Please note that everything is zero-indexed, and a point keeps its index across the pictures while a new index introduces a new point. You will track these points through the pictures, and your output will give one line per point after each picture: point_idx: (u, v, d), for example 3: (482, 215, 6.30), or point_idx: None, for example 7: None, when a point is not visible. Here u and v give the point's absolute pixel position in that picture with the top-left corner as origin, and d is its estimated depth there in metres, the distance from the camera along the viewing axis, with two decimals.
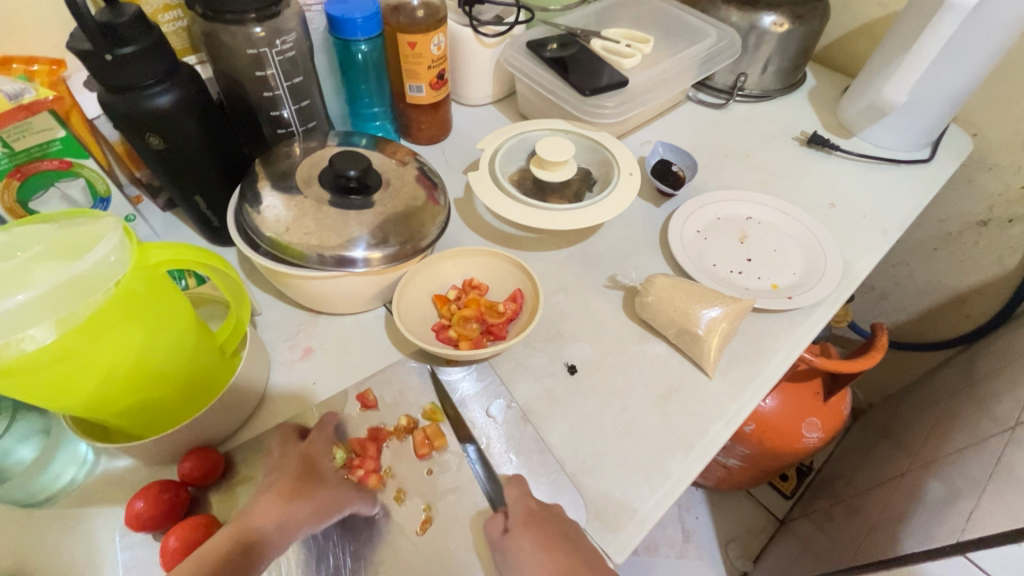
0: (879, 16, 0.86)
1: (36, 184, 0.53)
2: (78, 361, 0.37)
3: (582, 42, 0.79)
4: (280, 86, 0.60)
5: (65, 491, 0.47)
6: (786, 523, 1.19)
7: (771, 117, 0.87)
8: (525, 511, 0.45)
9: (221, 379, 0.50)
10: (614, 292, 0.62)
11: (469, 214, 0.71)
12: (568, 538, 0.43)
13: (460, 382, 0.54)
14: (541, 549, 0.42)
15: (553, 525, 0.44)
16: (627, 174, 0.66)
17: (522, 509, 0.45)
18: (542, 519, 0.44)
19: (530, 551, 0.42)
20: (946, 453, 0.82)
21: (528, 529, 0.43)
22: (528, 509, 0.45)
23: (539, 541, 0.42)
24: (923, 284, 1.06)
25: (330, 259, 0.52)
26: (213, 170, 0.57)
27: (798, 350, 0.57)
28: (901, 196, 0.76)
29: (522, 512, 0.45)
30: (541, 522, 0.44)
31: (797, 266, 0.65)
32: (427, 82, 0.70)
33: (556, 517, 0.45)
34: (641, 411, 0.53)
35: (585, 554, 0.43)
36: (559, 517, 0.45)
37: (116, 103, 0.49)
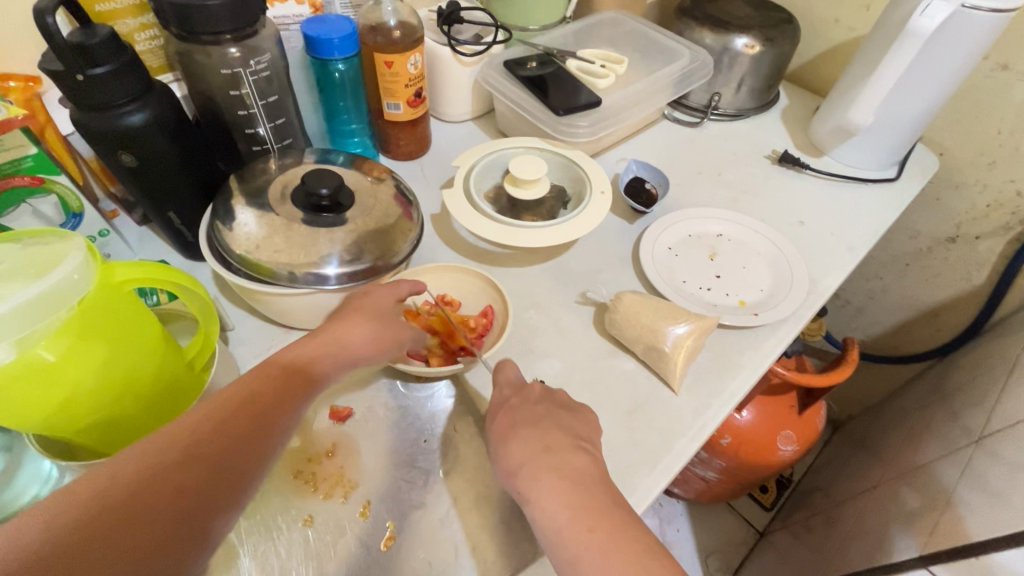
0: (847, 39, 0.89)
1: (7, 200, 0.53)
2: (38, 379, 0.37)
3: (559, 62, 0.81)
4: (256, 104, 0.61)
5: (28, 509, 0.46)
6: (766, 535, 1.20)
7: (744, 136, 0.89)
8: (497, 397, 0.49)
9: (189, 395, 0.50)
10: (586, 308, 0.63)
11: (444, 230, 0.71)
12: (541, 419, 0.46)
13: (427, 400, 0.55)
14: (504, 423, 0.47)
15: (523, 408, 0.47)
16: (600, 192, 0.67)
17: (498, 396, 0.49)
18: (512, 404, 0.48)
19: (497, 427, 0.47)
20: (918, 465, 0.83)
21: (496, 414, 0.48)
22: (500, 397, 0.49)
23: (504, 417, 0.47)
24: (896, 298, 1.08)
25: (301, 277, 0.52)
26: (186, 187, 0.58)
27: (764, 365, 0.59)
28: (868, 214, 0.78)
29: (497, 397, 0.49)
30: (512, 408, 0.48)
31: (765, 283, 0.67)
32: (405, 100, 0.72)
33: (547, 412, 0.47)
34: (608, 427, 0.54)
35: (558, 438, 0.45)
36: (532, 396, 0.49)
37: (88, 121, 0.49)
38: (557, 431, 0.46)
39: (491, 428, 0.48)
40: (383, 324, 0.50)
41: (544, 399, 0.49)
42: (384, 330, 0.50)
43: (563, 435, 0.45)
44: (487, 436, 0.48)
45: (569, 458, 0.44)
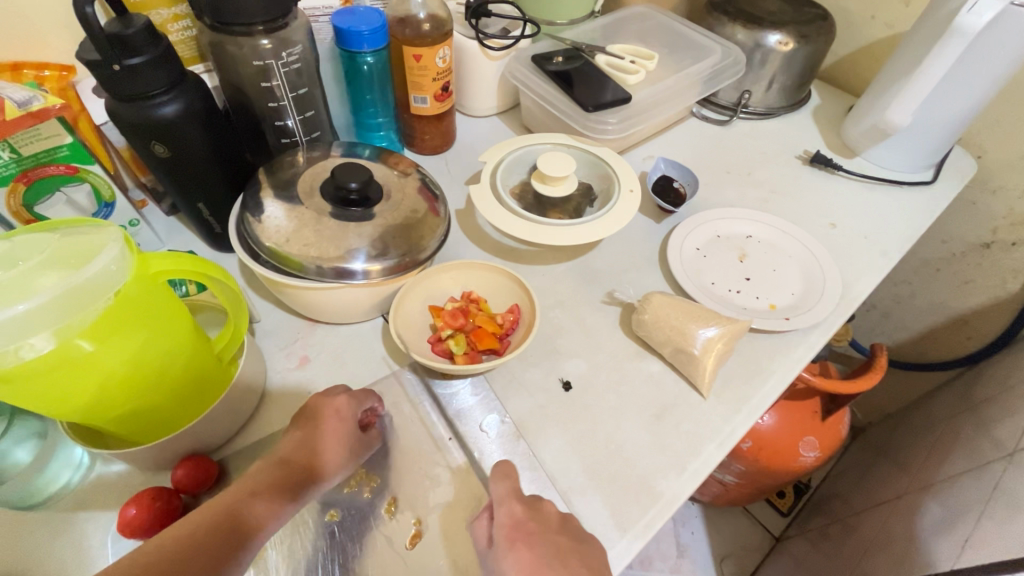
0: (884, 37, 0.86)
1: (42, 189, 0.53)
2: (77, 368, 0.38)
3: (587, 57, 0.80)
4: (285, 97, 0.61)
5: (61, 494, 0.47)
6: (781, 540, 1.19)
7: (774, 135, 0.87)
8: (508, 520, 0.44)
9: (218, 387, 0.51)
10: (612, 308, 0.63)
11: (469, 226, 0.71)
12: (558, 554, 0.42)
13: (452, 396, 0.55)
14: (523, 569, 0.41)
15: (541, 539, 0.43)
16: (628, 190, 0.66)
17: (509, 517, 0.44)
18: (529, 530, 0.43)
19: (516, 564, 0.42)
20: (945, 476, 0.81)
21: (515, 544, 0.43)
22: (511, 519, 0.44)
23: (525, 557, 0.42)
24: (925, 304, 1.06)
25: (329, 271, 0.52)
26: (216, 178, 0.58)
27: (794, 372, 0.57)
28: (902, 218, 0.76)
29: (509, 519, 0.44)
30: (529, 533, 0.43)
31: (796, 287, 0.65)
32: (432, 94, 0.71)
33: (543, 521, 0.44)
34: (634, 430, 0.53)
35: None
36: (547, 522, 0.44)
37: (122, 111, 0.49)
38: (574, 568, 0.42)
39: (500, 566, 0.43)
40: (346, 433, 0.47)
41: (562, 527, 0.44)
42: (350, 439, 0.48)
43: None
44: (491, 575, 0.43)
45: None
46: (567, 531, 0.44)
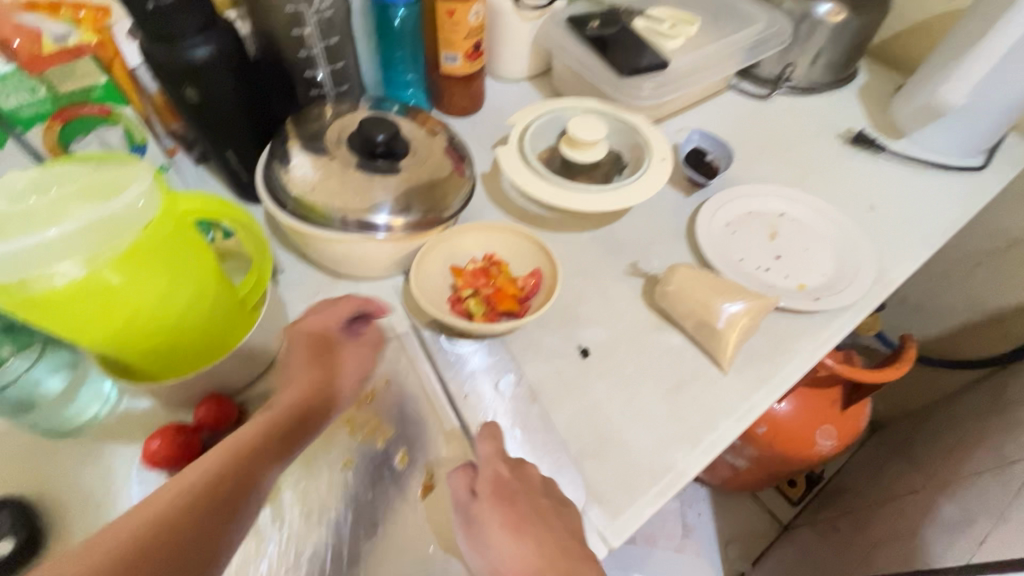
0: (944, 12, 0.81)
1: (77, 128, 0.53)
2: (105, 299, 0.38)
3: (625, 20, 0.77)
4: (316, 46, 0.60)
5: (89, 425, 0.49)
6: (789, 529, 1.18)
7: (815, 112, 0.84)
8: (493, 478, 0.43)
9: (241, 331, 0.51)
10: (635, 279, 0.61)
11: (494, 190, 0.70)
12: (540, 515, 0.41)
13: (470, 356, 0.55)
14: (508, 525, 0.40)
15: (523, 499, 0.42)
16: (659, 159, 0.64)
17: (492, 475, 0.43)
18: (510, 489, 0.42)
19: (501, 522, 0.40)
20: (966, 473, 0.79)
21: (497, 502, 0.41)
22: (496, 476, 0.43)
23: (506, 517, 0.40)
24: (960, 299, 1.02)
25: (352, 223, 0.52)
26: (245, 126, 0.58)
27: (819, 353, 0.56)
28: (947, 204, 0.73)
29: (493, 476, 0.43)
30: (512, 495, 0.42)
31: (828, 267, 0.63)
32: (463, 53, 0.69)
33: (527, 483, 0.43)
34: (650, 400, 0.52)
35: (560, 538, 0.41)
36: (530, 484, 0.43)
37: (156, 52, 0.50)
38: (555, 528, 0.41)
39: (482, 521, 0.41)
40: (340, 355, 0.49)
41: (545, 489, 0.44)
42: (343, 361, 0.49)
43: (567, 541, 0.41)
44: (467, 532, 0.42)
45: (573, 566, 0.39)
46: (548, 494, 0.43)
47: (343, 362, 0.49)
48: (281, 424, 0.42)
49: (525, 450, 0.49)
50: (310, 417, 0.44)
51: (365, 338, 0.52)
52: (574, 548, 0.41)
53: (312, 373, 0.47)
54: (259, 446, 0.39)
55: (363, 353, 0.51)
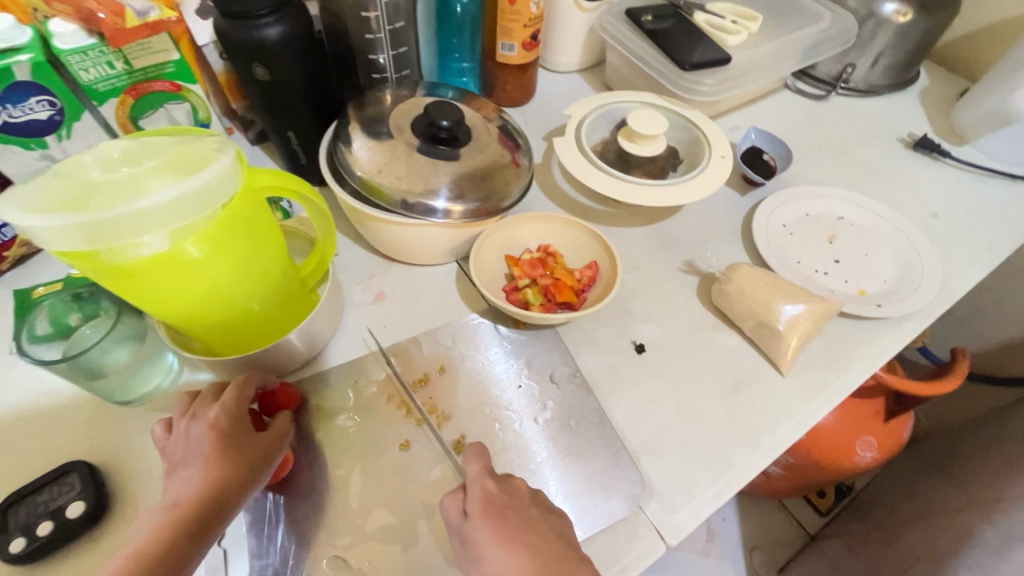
0: (1017, 15, 0.78)
1: (147, 103, 0.55)
2: (182, 271, 0.39)
3: (684, 14, 0.76)
4: (381, 29, 0.60)
5: (152, 394, 0.50)
6: (816, 539, 1.16)
7: (874, 115, 0.81)
8: (481, 494, 0.41)
9: (300, 311, 0.52)
10: (690, 277, 0.60)
11: (546, 181, 0.69)
12: (531, 527, 0.40)
13: (523, 346, 0.54)
14: (500, 541, 0.38)
15: (513, 512, 0.40)
16: (719, 156, 0.63)
17: (481, 492, 0.41)
18: (499, 504, 0.40)
19: (493, 537, 0.38)
20: (1015, 493, 0.76)
21: (489, 518, 0.39)
22: (484, 492, 0.41)
23: (498, 533, 0.39)
24: (1011, 314, 0.99)
25: (413, 207, 0.52)
26: (307, 107, 0.58)
27: (882, 360, 0.55)
28: (1013, 214, 0.70)
29: (481, 494, 0.41)
30: (501, 509, 0.40)
31: (890, 274, 0.61)
32: (520, 42, 0.69)
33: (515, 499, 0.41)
34: (707, 400, 0.51)
35: (552, 546, 0.39)
36: (518, 495, 0.42)
37: (229, 30, 0.50)
38: (546, 537, 0.40)
39: (473, 540, 0.39)
40: (242, 445, 0.42)
41: (533, 499, 0.42)
42: (246, 451, 0.42)
43: (562, 548, 0.39)
44: (464, 551, 0.40)
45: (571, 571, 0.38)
46: (537, 504, 0.42)
47: (244, 453, 0.41)
48: (187, 520, 0.37)
49: (548, 452, 0.48)
50: (216, 511, 0.39)
51: (275, 426, 0.45)
52: (569, 555, 0.39)
53: (203, 467, 0.40)
54: (164, 552, 0.36)
55: (274, 437, 0.44)
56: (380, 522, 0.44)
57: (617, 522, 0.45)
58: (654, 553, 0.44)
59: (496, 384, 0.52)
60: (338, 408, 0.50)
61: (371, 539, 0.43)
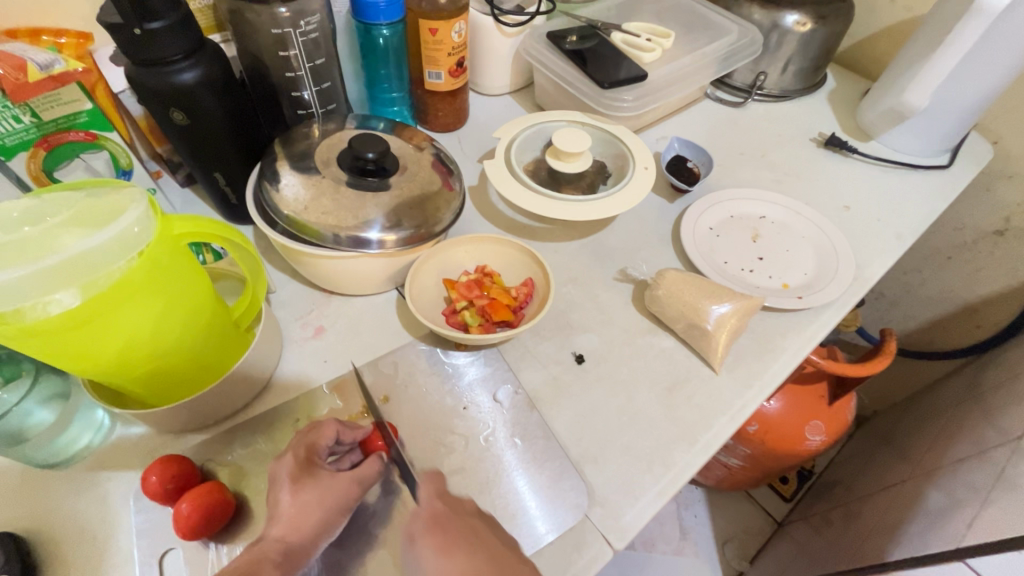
0: (903, 20, 0.85)
1: (63, 154, 0.54)
2: (101, 327, 0.37)
3: (603, 35, 0.79)
4: (302, 67, 0.61)
5: (82, 454, 0.48)
6: (784, 525, 1.20)
7: (789, 118, 0.87)
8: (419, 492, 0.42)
9: (235, 353, 0.51)
10: (625, 285, 0.63)
11: (482, 203, 0.71)
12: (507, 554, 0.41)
13: (467, 367, 0.55)
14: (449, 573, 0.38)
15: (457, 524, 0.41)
16: (643, 168, 0.66)
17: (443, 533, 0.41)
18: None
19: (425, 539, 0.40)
20: (949, 461, 0.80)
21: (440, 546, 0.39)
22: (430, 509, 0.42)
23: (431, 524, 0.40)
24: (933, 292, 1.05)
25: (344, 239, 0.52)
26: (233, 147, 0.58)
27: (806, 349, 0.58)
28: (917, 201, 0.76)
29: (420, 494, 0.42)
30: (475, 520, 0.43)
31: (810, 266, 0.65)
32: (446, 70, 0.71)
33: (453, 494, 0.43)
34: (646, 403, 0.53)
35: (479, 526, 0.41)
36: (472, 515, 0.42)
37: (142, 77, 0.49)
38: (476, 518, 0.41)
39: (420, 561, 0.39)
40: (325, 488, 0.42)
41: None
42: (328, 494, 0.42)
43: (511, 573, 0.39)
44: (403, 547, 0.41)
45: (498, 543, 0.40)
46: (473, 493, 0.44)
47: (326, 497, 0.42)
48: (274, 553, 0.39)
49: (516, 458, 0.49)
50: (301, 553, 0.40)
51: (360, 469, 0.44)
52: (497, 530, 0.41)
53: (291, 504, 0.41)
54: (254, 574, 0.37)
55: (359, 476, 0.44)
56: (329, 558, 0.44)
57: (566, 531, 0.46)
58: (602, 559, 0.45)
59: (443, 406, 0.52)
60: (280, 448, 0.49)
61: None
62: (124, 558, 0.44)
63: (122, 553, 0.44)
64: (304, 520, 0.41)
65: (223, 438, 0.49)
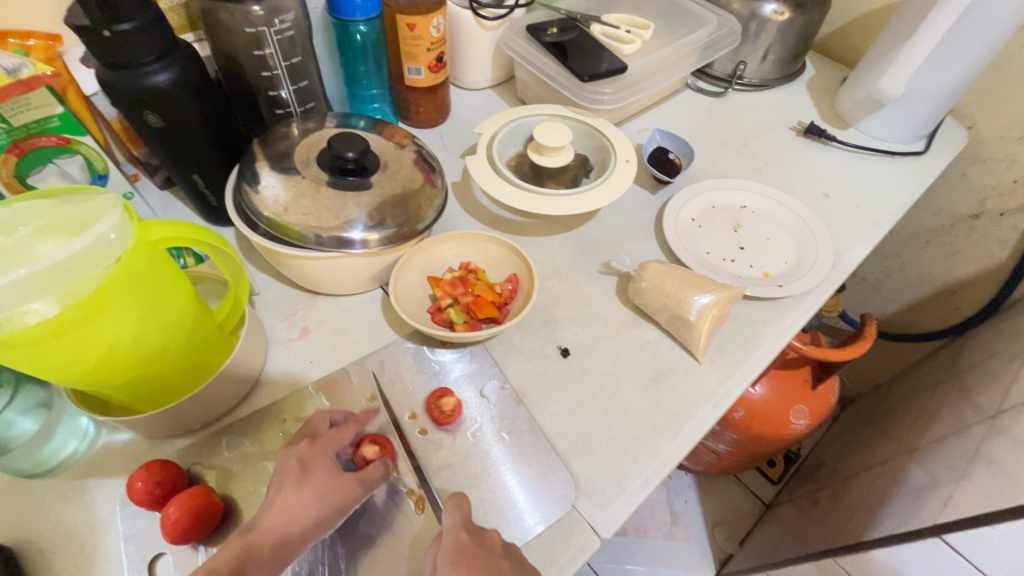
0: (879, 7, 0.86)
1: (34, 160, 0.53)
2: (81, 334, 0.37)
3: (583, 27, 0.79)
4: (278, 66, 0.60)
5: (68, 462, 0.48)
6: (771, 507, 1.22)
7: (769, 106, 0.87)
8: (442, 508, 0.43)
9: (219, 357, 0.51)
10: (608, 278, 0.63)
11: (465, 198, 0.71)
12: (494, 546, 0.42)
13: (453, 364, 0.55)
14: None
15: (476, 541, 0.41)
16: (624, 160, 0.66)
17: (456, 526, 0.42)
18: (471, 555, 0.41)
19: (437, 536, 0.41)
20: (928, 441, 0.82)
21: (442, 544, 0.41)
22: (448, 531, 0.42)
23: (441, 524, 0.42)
24: (913, 276, 1.07)
25: (327, 240, 0.52)
26: (210, 149, 0.57)
27: (787, 336, 0.59)
28: (894, 188, 0.77)
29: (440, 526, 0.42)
30: (460, 516, 0.43)
31: (789, 255, 0.66)
32: (426, 65, 0.70)
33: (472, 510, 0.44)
34: (630, 395, 0.54)
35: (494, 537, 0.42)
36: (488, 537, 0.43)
37: (113, 80, 0.48)
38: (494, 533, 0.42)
39: None
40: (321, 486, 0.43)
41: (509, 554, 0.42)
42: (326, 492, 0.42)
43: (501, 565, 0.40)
44: None
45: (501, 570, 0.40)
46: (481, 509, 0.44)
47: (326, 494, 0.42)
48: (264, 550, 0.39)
49: (505, 452, 0.50)
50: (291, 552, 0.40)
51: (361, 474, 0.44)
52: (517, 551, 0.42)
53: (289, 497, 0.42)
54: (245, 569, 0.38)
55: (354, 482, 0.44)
56: (321, 557, 0.44)
57: (554, 523, 0.46)
58: (590, 549, 0.46)
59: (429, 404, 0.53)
60: (267, 450, 0.49)
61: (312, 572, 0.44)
62: (113, 564, 0.44)
63: (111, 559, 0.44)
64: (293, 522, 0.41)
65: (209, 441, 0.50)
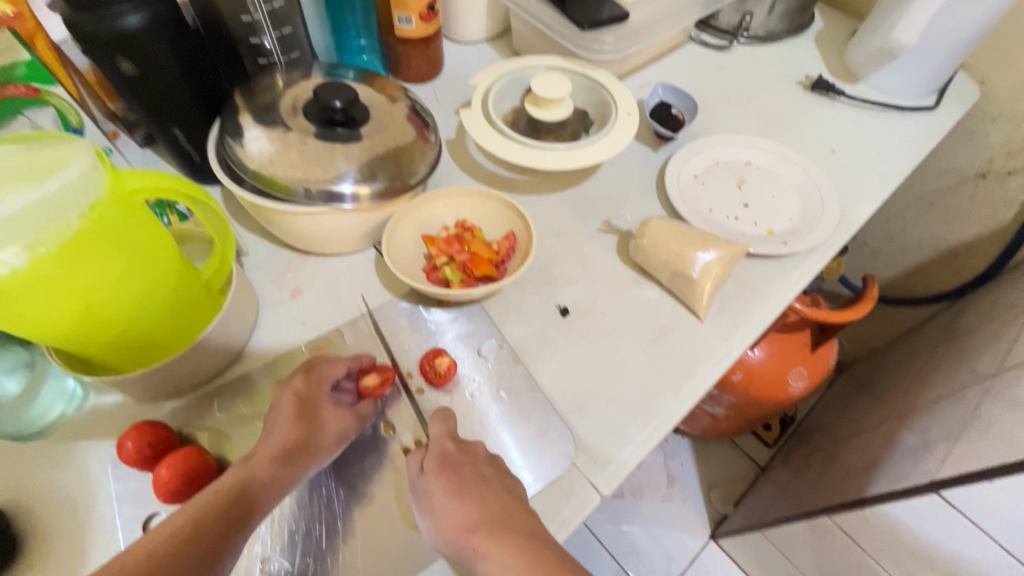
0: None
1: (4, 112, 0.48)
2: (55, 287, 0.35)
3: None
4: (259, 11, 0.56)
5: (56, 425, 0.47)
6: (767, 470, 1.23)
7: (775, 61, 0.84)
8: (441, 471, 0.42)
9: (207, 316, 0.49)
10: (609, 236, 0.62)
11: (460, 155, 0.68)
12: (495, 502, 0.41)
13: (449, 324, 0.54)
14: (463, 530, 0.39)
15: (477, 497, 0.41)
16: (625, 113, 0.63)
17: (439, 450, 0.43)
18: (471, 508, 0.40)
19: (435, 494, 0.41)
20: (925, 401, 0.82)
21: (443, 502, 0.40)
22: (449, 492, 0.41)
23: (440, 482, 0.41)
24: (916, 239, 1.06)
25: (315, 193, 0.50)
26: (189, 100, 0.54)
27: (790, 294, 0.58)
28: (903, 144, 0.74)
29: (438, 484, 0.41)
30: (457, 466, 0.42)
31: (794, 212, 0.64)
32: (417, 13, 0.66)
33: (470, 467, 0.43)
34: (630, 353, 0.53)
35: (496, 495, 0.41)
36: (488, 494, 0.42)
37: (81, 22, 0.45)
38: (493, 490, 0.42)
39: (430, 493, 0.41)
40: None
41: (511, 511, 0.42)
42: None
43: (501, 520, 0.40)
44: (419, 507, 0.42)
45: (501, 525, 0.40)
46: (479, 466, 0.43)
47: None
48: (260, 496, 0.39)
49: (502, 411, 0.49)
50: None
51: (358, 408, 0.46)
52: (517, 507, 0.41)
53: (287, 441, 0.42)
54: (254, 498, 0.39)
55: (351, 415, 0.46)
56: (319, 515, 0.44)
57: (552, 480, 0.46)
58: (590, 505, 0.45)
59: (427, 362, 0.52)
60: (260, 410, 0.48)
61: (310, 529, 0.43)
62: (107, 524, 0.43)
63: (105, 519, 0.44)
64: None
65: (201, 402, 0.48)
